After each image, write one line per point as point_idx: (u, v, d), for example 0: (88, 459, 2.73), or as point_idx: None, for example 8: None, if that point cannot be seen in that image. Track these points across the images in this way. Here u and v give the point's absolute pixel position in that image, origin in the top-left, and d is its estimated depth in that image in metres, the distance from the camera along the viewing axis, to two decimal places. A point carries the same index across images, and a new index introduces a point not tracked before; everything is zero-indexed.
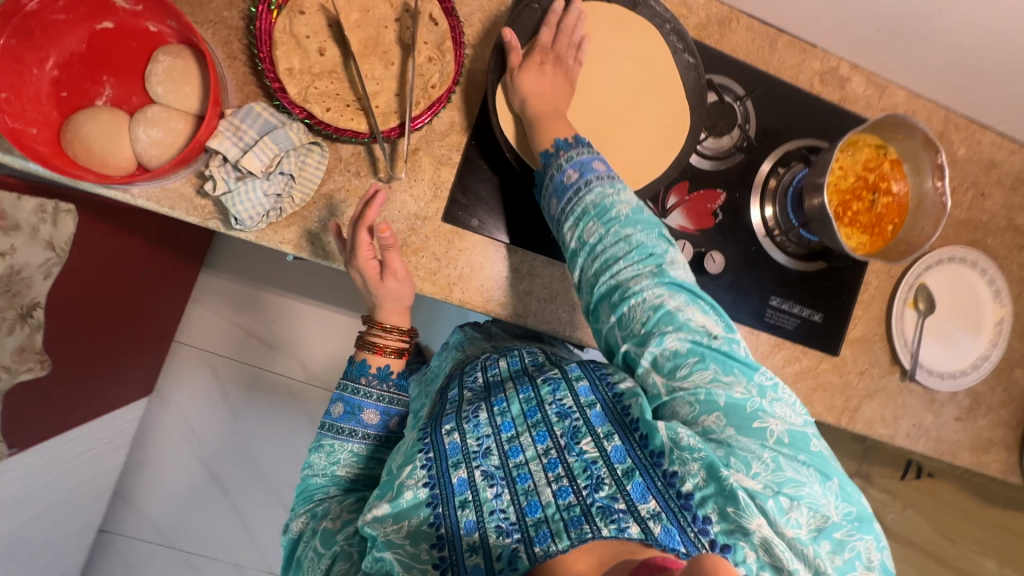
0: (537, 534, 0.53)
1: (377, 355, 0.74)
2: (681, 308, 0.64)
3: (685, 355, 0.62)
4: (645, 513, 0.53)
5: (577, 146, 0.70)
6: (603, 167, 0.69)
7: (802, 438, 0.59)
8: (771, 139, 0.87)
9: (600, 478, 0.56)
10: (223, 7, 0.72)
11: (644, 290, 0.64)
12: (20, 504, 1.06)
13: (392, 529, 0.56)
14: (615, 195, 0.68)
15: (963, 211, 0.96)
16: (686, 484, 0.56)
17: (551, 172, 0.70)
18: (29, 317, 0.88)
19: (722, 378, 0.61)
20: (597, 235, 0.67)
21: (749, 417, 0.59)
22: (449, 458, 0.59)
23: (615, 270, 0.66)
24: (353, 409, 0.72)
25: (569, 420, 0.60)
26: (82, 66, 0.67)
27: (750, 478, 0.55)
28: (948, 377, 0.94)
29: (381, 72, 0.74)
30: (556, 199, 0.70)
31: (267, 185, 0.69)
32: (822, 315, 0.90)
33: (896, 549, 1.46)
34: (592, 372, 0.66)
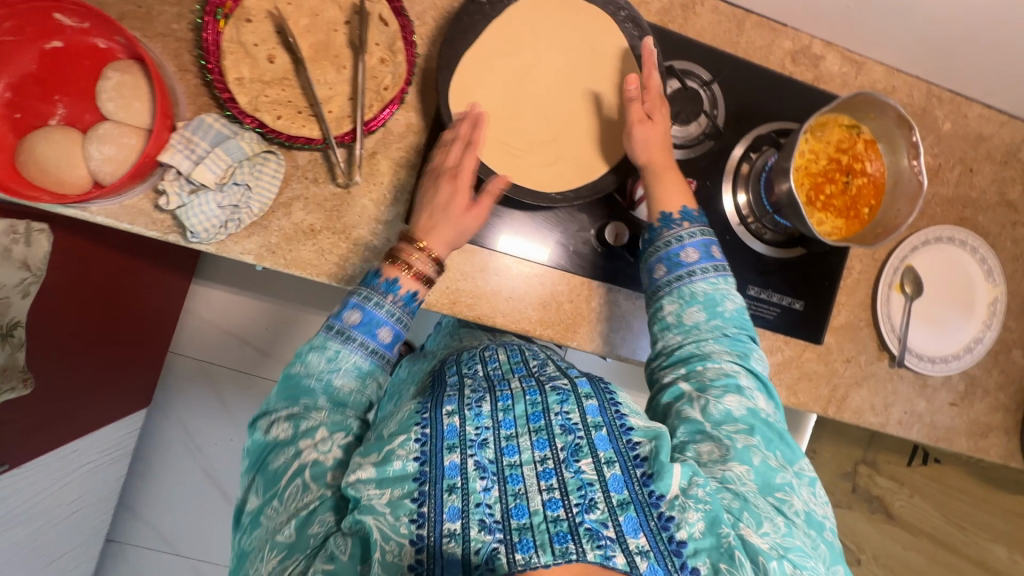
0: (520, 540, 0.49)
1: (402, 273, 0.67)
2: (751, 387, 0.65)
3: (736, 418, 0.61)
4: (633, 548, 0.50)
5: (692, 227, 0.73)
6: (714, 258, 0.71)
7: (819, 524, 0.59)
8: (741, 124, 0.84)
9: (593, 501, 0.52)
10: (172, 20, 0.71)
11: (723, 362, 0.65)
12: (19, 520, 1.07)
13: (375, 493, 0.51)
14: (721, 289, 0.70)
15: (951, 188, 0.92)
16: (682, 531, 0.52)
17: (658, 246, 0.73)
18: (10, 336, 0.88)
19: (767, 451, 0.60)
20: (696, 319, 0.69)
21: (775, 486, 0.58)
22: (445, 439, 0.54)
23: (702, 346, 0.67)
24: (371, 324, 0.64)
25: (572, 436, 0.56)
26: (34, 87, 0.67)
27: (758, 535, 0.53)
28: (940, 362, 0.91)
29: (334, 76, 0.73)
30: (661, 269, 0.72)
31: (220, 197, 0.69)
32: (803, 303, 0.87)
33: (904, 537, 1.42)
34: (602, 394, 0.61)
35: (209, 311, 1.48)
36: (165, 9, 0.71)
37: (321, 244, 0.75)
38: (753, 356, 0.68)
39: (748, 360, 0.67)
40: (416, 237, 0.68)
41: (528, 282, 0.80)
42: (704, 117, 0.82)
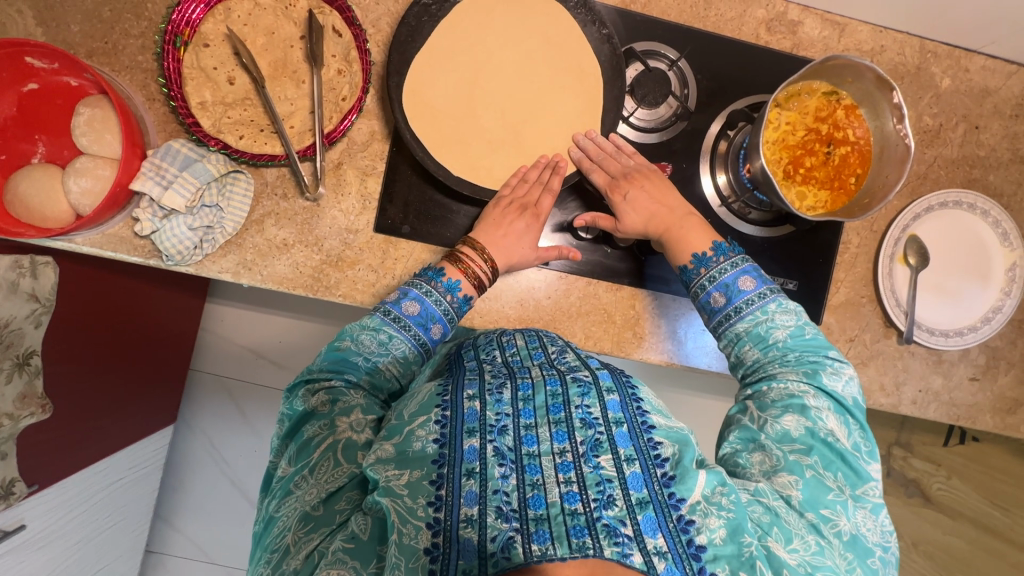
0: (536, 530, 0.47)
1: (463, 276, 0.71)
2: (820, 408, 0.61)
3: (794, 438, 0.59)
4: (650, 547, 0.47)
5: (717, 262, 0.71)
6: (749, 289, 0.69)
7: (866, 550, 0.54)
8: (714, 102, 0.81)
9: (611, 497, 0.50)
10: (137, 52, 0.74)
11: (789, 382, 0.64)
12: (58, 535, 1.13)
13: (393, 474, 0.51)
14: (770, 321, 0.68)
15: (956, 149, 0.85)
16: (701, 536, 0.49)
17: (693, 290, 0.73)
18: (27, 365, 0.94)
19: (824, 473, 0.56)
20: (754, 358, 0.68)
21: (823, 502, 0.54)
22: (465, 423, 0.54)
23: (769, 369, 0.67)
24: (424, 322, 0.68)
25: (592, 430, 0.54)
26: (14, 129, 0.71)
27: (786, 550, 0.50)
28: (955, 336, 0.84)
29: (293, 91, 0.74)
30: (705, 316, 0.72)
31: (191, 219, 0.71)
32: (796, 283, 0.83)
33: (944, 522, 1.33)
34: (624, 389, 0.60)
35: (224, 328, 1.53)
36: (129, 42, 0.74)
37: (295, 257, 0.76)
38: (829, 372, 0.64)
39: (822, 378, 0.64)
40: (480, 244, 0.72)
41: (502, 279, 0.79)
42: (673, 98, 0.79)
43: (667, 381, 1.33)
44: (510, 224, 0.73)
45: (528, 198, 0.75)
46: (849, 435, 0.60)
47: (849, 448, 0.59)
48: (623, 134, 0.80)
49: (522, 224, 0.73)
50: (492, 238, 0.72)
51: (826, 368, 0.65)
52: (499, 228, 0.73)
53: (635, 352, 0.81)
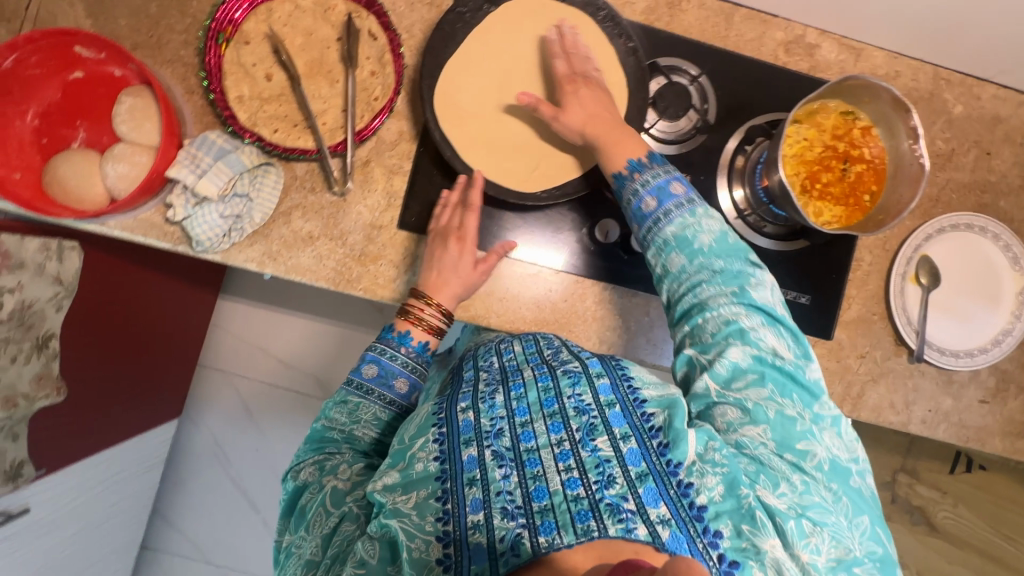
0: (543, 523, 0.48)
1: (411, 326, 0.72)
2: (756, 328, 0.60)
3: (745, 370, 0.58)
4: (653, 517, 0.48)
5: (651, 168, 0.69)
6: (680, 193, 0.67)
7: (844, 471, 0.56)
8: (734, 117, 0.84)
9: (611, 476, 0.51)
10: (180, 47, 0.77)
11: (721, 309, 0.62)
12: (59, 522, 1.13)
13: (400, 497, 0.52)
14: (696, 224, 0.65)
15: (967, 174, 0.87)
16: (702, 496, 0.50)
17: (625, 197, 0.70)
18: (45, 347, 0.95)
19: (782, 400, 0.57)
20: (680, 265, 0.65)
21: (796, 437, 0.56)
22: (461, 435, 0.54)
23: (699, 294, 0.64)
24: (386, 375, 0.69)
25: (586, 416, 0.55)
26: (58, 114, 0.74)
27: (774, 496, 0.52)
28: (966, 357, 0.85)
29: (327, 90, 0.76)
30: (636, 224, 0.69)
31: (222, 207, 0.73)
32: (809, 297, 0.85)
33: (952, 552, 1.33)
34: (613, 371, 0.60)
35: (235, 325, 1.54)
36: (173, 37, 0.77)
37: (319, 250, 0.78)
38: (753, 284, 0.63)
39: (749, 293, 0.62)
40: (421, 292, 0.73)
41: (521, 281, 0.81)
42: (693, 112, 0.81)
43: None
44: (438, 261, 0.74)
45: (445, 229, 0.75)
46: (784, 346, 0.61)
47: (795, 368, 0.60)
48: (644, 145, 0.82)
49: (448, 258, 0.74)
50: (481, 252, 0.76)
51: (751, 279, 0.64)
52: (434, 268, 0.74)
53: (651, 359, 0.84)
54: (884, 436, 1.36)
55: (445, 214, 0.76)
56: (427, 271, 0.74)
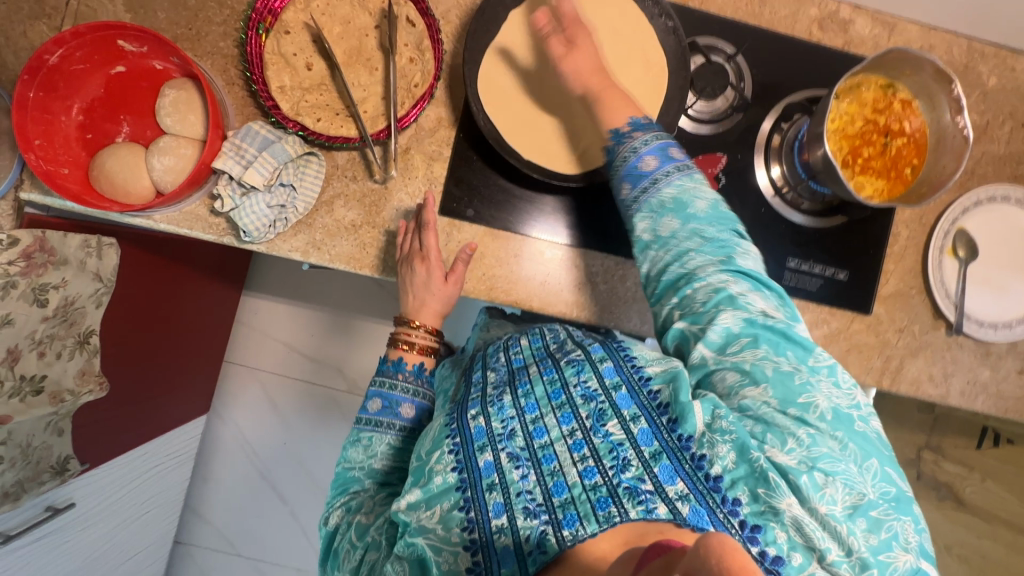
0: (565, 516, 0.49)
1: (403, 350, 0.75)
2: (744, 293, 0.59)
3: (738, 335, 0.57)
4: (673, 495, 0.48)
5: (646, 132, 0.68)
6: (678, 157, 0.66)
7: (850, 419, 0.53)
8: (769, 95, 0.84)
9: (626, 459, 0.51)
10: (219, 39, 0.77)
11: (709, 277, 0.61)
12: (98, 516, 1.15)
13: (425, 514, 0.54)
14: (691, 188, 0.65)
15: (1003, 146, 0.87)
16: (716, 467, 0.50)
17: (618, 162, 0.69)
18: (87, 343, 0.96)
19: (777, 358, 0.55)
20: (671, 229, 0.64)
21: (795, 391, 0.53)
22: (475, 441, 0.55)
23: (686, 262, 0.63)
24: (391, 404, 0.70)
25: (595, 402, 0.55)
26: (103, 109, 0.74)
27: (784, 453, 0.50)
28: (1004, 328, 0.85)
29: (367, 78, 0.77)
30: (628, 185, 0.67)
31: (269, 197, 0.74)
32: (847, 273, 0.85)
33: (978, 526, 1.31)
34: (616, 353, 0.59)
35: (258, 321, 1.55)
36: (212, 29, 0.77)
37: (363, 238, 0.79)
38: (738, 252, 0.62)
39: (734, 261, 0.62)
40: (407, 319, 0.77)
41: (562, 267, 0.82)
42: (730, 90, 0.82)
43: None
44: (410, 284, 0.76)
45: (409, 254, 0.76)
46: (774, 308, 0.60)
47: (788, 325, 0.58)
48: (681, 126, 0.82)
49: (417, 279, 0.75)
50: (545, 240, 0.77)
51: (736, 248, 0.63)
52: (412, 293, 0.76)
53: None
54: (909, 412, 1.36)
55: (407, 242, 0.77)
56: (403, 295, 0.76)
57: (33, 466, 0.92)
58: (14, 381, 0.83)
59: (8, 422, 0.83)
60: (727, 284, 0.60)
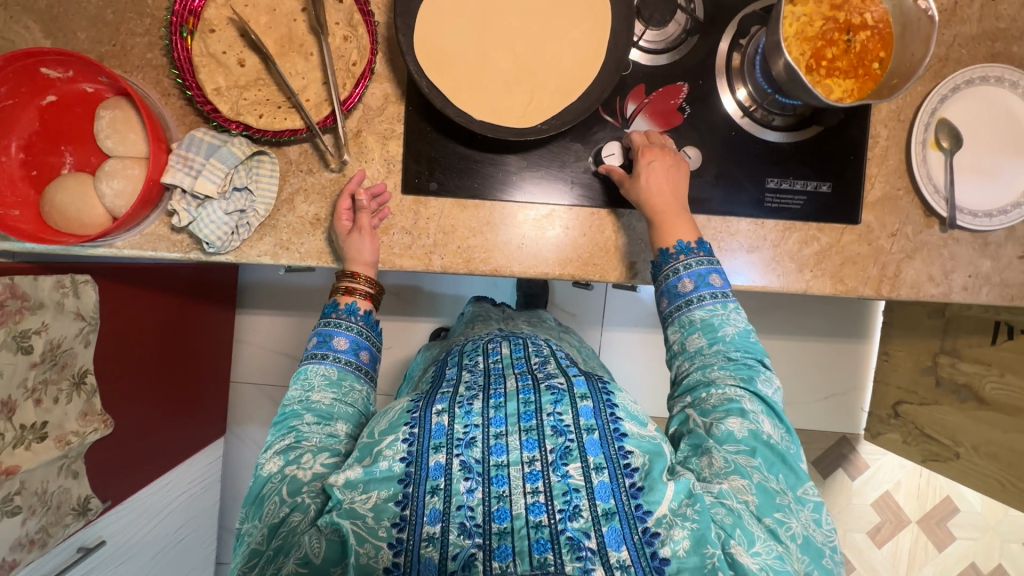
0: (499, 545, 0.51)
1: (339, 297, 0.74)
2: (757, 412, 0.62)
3: (739, 440, 0.60)
4: (613, 562, 0.51)
5: (698, 253, 0.70)
6: (717, 284, 0.69)
7: (818, 551, 0.57)
8: (723, 13, 0.80)
9: (578, 508, 0.53)
10: (146, 50, 0.74)
11: (726, 387, 0.63)
12: (134, 550, 1.18)
13: (359, 497, 0.54)
14: (725, 315, 0.68)
15: (974, 25, 0.83)
16: (665, 548, 0.52)
17: (663, 273, 0.71)
18: (83, 383, 0.96)
19: (769, 475, 0.59)
20: (699, 346, 0.68)
21: (774, 506, 0.57)
22: (432, 438, 0.57)
23: (708, 372, 0.66)
24: (325, 338, 0.71)
25: (563, 437, 0.57)
26: (42, 143, 0.72)
27: (749, 555, 0.53)
28: (1000, 215, 0.82)
29: (303, 65, 0.73)
30: (667, 299, 0.71)
31: (225, 204, 0.72)
32: (830, 184, 0.82)
33: (1002, 420, 1.23)
34: (598, 395, 0.62)
35: (257, 336, 1.54)
36: (137, 41, 0.74)
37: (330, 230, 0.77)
38: (761, 379, 0.65)
39: (757, 384, 0.64)
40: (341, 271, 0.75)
41: (537, 226, 0.79)
42: (680, 13, 0.78)
43: None
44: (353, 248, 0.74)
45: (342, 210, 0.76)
46: (783, 437, 0.62)
47: (787, 449, 0.62)
48: (635, 60, 0.80)
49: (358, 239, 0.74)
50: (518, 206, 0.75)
51: (761, 375, 0.66)
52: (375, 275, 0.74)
53: None
54: None
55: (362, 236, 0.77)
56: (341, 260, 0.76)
57: (54, 511, 0.93)
58: (15, 431, 0.83)
59: (18, 472, 0.83)
60: (744, 401, 0.62)
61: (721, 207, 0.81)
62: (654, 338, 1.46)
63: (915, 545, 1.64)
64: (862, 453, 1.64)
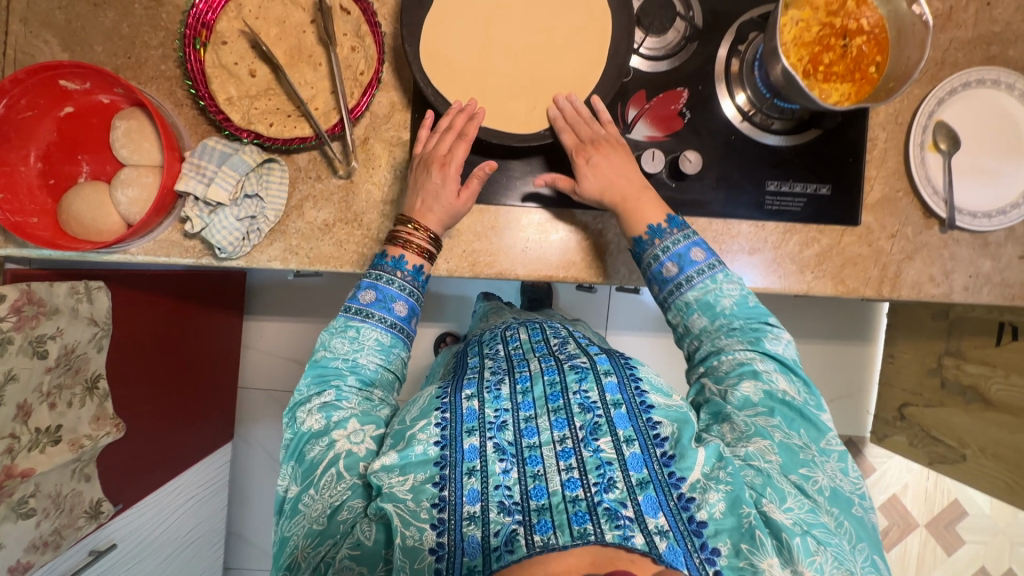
0: (539, 521, 0.51)
1: (404, 249, 0.72)
2: (769, 371, 0.64)
3: (755, 403, 0.61)
4: (652, 527, 0.51)
5: (671, 233, 0.71)
6: (700, 260, 0.70)
7: (848, 501, 0.57)
8: (722, 20, 0.82)
9: (612, 479, 0.54)
10: (160, 62, 0.77)
11: (735, 352, 0.66)
12: (144, 554, 1.19)
13: (396, 480, 0.55)
14: (717, 289, 0.69)
15: (970, 29, 0.85)
16: (702, 512, 0.53)
17: (646, 261, 0.73)
18: (96, 388, 0.97)
19: (789, 432, 0.60)
20: (702, 326, 0.69)
21: (799, 463, 0.58)
22: (464, 423, 0.58)
23: (716, 342, 0.68)
24: (387, 300, 0.70)
25: (591, 414, 0.58)
26: (60, 152, 0.75)
27: (781, 511, 0.54)
28: (998, 215, 0.83)
29: (312, 75, 0.76)
30: (658, 288, 0.73)
31: (237, 210, 0.74)
32: (830, 187, 0.83)
33: (1007, 421, 1.23)
34: (621, 369, 0.64)
35: (265, 342, 1.55)
36: (151, 53, 0.76)
37: (338, 236, 0.79)
38: (770, 338, 0.67)
39: (765, 343, 0.66)
40: (411, 219, 0.72)
41: (541, 230, 0.81)
42: (680, 22, 0.80)
43: None
44: (421, 189, 0.73)
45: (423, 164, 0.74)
46: (799, 392, 0.63)
47: (807, 405, 0.63)
48: (636, 67, 0.81)
49: (430, 185, 0.73)
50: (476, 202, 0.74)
51: (769, 334, 0.67)
52: None
53: None
54: None
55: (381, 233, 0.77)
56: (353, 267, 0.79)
57: (68, 514, 0.94)
58: (31, 434, 0.85)
59: (33, 474, 0.85)
60: (756, 362, 0.64)
61: (722, 210, 0.82)
62: (660, 342, 1.46)
63: (923, 548, 1.64)
64: (868, 456, 1.63)
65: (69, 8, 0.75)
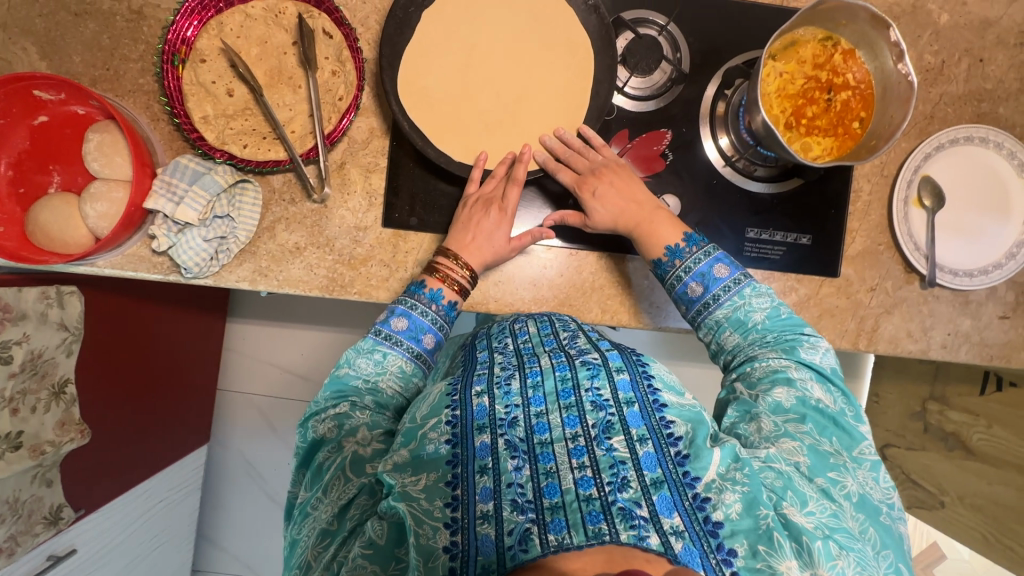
0: (553, 520, 0.46)
1: (442, 284, 0.71)
2: (804, 379, 0.62)
3: (787, 409, 0.59)
4: (667, 527, 0.46)
5: (691, 253, 0.70)
6: (724, 276, 0.69)
7: (874, 509, 0.53)
8: (710, 62, 0.81)
9: (626, 479, 0.49)
10: (138, 75, 0.76)
11: (769, 360, 0.64)
12: (108, 557, 1.18)
13: (410, 480, 0.52)
14: (747, 304, 0.68)
15: (961, 85, 0.84)
16: (718, 512, 0.48)
17: (668, 283, 0.72)
18: (63, 393, 0.96)
19: (821, 439, 0.57)
20: (735, 343, 0.68)
21: (827, 466, 0.54)
22: (474, 420, 0.54)
23: (751, 351, 0.67)
24: (417, 333, 0.68)
25: (603, 412, 0.54)
26: (31, 161, 0.73)
27: (802, 514, 0.49)
28: (980, 275, 0.82)
29: (291, 97, 0.75)
30: (683, 306, 0.72)
31: (205, 231, 0.73)
32: (811, 237, 0.82)
33: (987, 471, 1.21)
34: (634, 367, 0.59)
35: (246, 346, 1.54)
36: (130, 66, 0.76)
37: (308, 260, 0.78)
38: (806, 347, 0.65)
39: (800, 352, 0.64)
40: (451, 251, 0.72)
41: (516, 266, 0.80)
42: (666, 63, 0.79)
43: (678, 355, 1.44)
44: (473, 226, 0.73)
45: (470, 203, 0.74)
46: (836, 401, 0.61)
47: (843, 415, 0.60)
48: (619, 105, 0.80)
49: (484, 224, 0.73)
50: (456, 243, 0.73)
51: (804, 344, 0.66)
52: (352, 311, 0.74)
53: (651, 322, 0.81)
54: None
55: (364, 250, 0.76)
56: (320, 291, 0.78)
57: (25, 520, 0.94)
58: None
59: None
60: (790, 369, 0.62)
61: None
62: None
63: None
64: None
65: (50, 16, 0.75)
